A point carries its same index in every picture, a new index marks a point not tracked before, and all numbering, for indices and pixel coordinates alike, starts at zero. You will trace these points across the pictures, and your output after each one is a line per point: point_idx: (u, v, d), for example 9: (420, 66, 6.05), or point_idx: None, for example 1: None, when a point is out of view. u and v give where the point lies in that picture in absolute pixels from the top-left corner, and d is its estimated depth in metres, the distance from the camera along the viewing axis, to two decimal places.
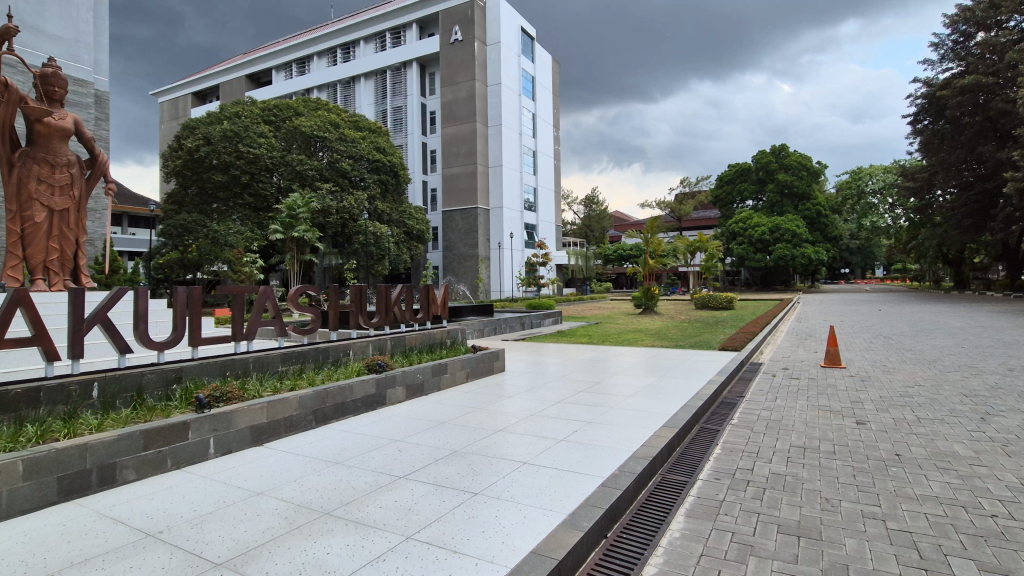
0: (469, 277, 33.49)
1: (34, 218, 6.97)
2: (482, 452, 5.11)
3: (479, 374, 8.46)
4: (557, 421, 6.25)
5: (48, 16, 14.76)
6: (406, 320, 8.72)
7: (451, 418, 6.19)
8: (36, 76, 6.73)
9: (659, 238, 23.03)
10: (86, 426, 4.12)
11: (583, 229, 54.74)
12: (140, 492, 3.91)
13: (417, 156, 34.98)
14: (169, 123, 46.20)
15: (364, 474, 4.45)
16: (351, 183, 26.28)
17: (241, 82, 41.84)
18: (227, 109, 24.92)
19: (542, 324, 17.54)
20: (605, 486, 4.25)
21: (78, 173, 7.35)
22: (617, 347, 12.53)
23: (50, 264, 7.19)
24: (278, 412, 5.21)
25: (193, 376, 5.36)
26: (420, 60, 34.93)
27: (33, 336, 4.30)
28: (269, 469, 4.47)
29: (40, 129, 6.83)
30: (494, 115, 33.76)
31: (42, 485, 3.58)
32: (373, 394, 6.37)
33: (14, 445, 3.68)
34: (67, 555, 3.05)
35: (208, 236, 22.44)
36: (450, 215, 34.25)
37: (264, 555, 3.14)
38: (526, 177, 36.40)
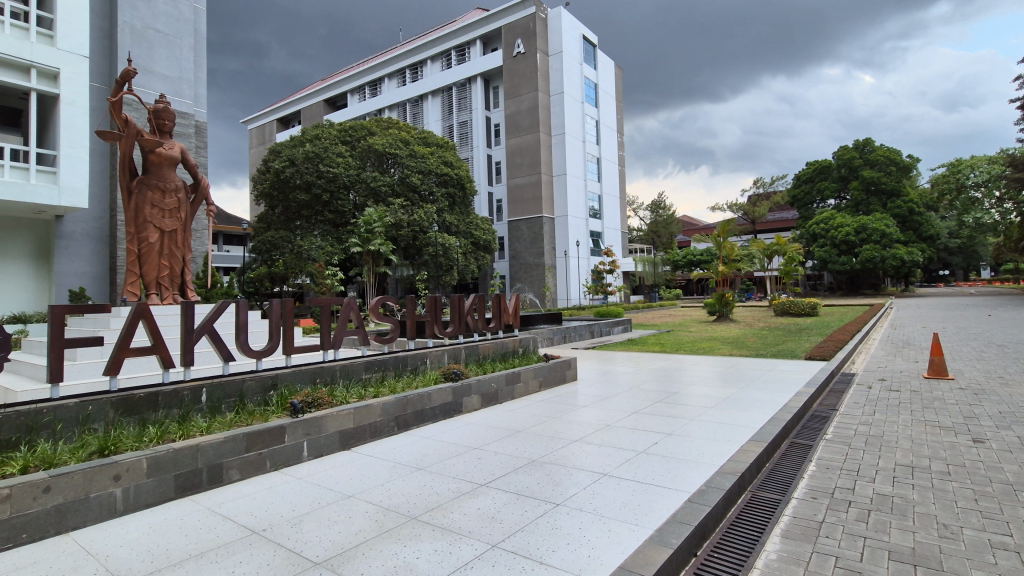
0: (535, 286, 33.46)
1: (148, 239, 7.67)
2: (562, 462, 5.05)
3: (552, 383, 8.41)
4: (634, 432, 6.08)
5: (156, 57, 16.70)
6: (479, 329, 8.82)
7: (527, 427, 6.18)
8: (150, 112, 7.54)
9: (732, 243, 21.97)
10: (197, 428, 4.47)
11: (649, 235, 53.45)
12: (244, 491, 4.19)
13: (482, 168, 35.64)
14: (257, 148, 50.00)
15: (446, 481, 4.52)
16: (420, 197, 27.17)
17: (319, 107, 44.62)
18: (309, 132, 26.51)
19: (612, 332, 17.26)
20: (692, 502, 4.06)
21: (184, 198, 8.07)
22: (692, 356, 12.02)
23: (162, 280, 7.87)
24: (363, 418, 5.43)
25: (286, 383, 5.70)
26: (484, 74, 35.69)
27: (152, 345, 4.73)
28: (357, 472, 4.65)
29: (153, 159, 7.60)
30: (558, 125, 33.82)
31: (161, 482, 3.91)
32: (450, 401, 6.49)
33: (139, 444, 4.05)
34: (186, 548, 3.30)
35: (294, 251, 24.06)
36: (516, 225, 34.52)
37: (359, 556, 3.26)
38: (590, 184, 36.08)
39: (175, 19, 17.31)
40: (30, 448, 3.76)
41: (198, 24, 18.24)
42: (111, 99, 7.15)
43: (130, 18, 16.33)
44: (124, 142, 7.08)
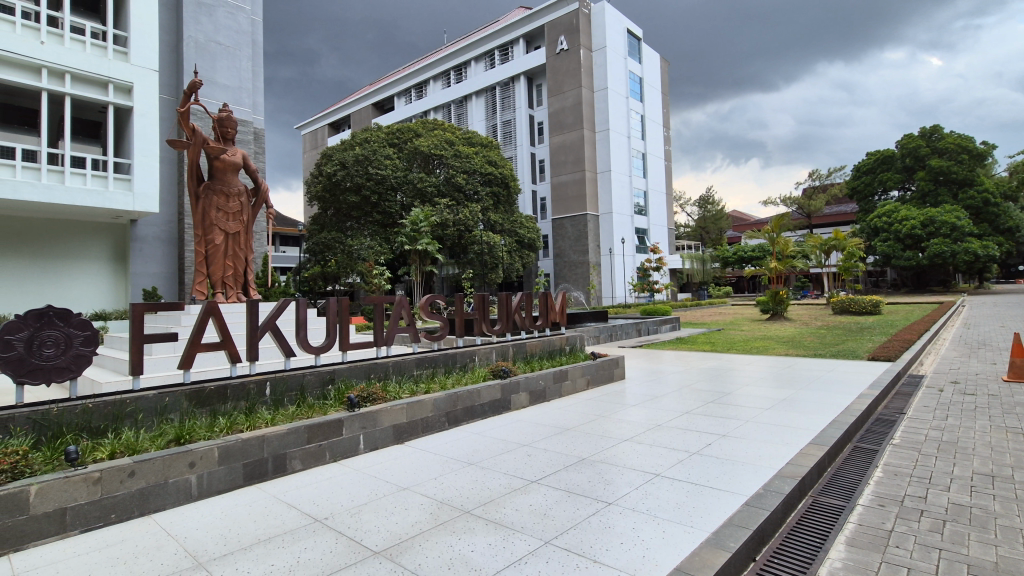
0: (580, 284, 33.20)
1: (214, 241, 8.11)
2: (612, 460, 5.01)
3: (600, 381, 8.35)
4: (686, 433, 5.95)
5: (218, 68, 17.64)
6: (527, 327, 8.85)
7: (576, 425, 6.16)
8: (215, 121, 7.97)
9: (786, 238, 21.10)
10: (262, 420, 4.70)
11: (697, 231, 52.09)
12: (306, 480, 4.38)
13: (526, 167, 35.68)
14: (310, 153, 51.94)
15: (497, 476, 4.57)
16: (465, 197, 27.45)
17: (367, 111, 45.86)
18: (358, 136, 27.28)
19: (660, 330, 16.95)
20: (749, 505, 3.94)
21: (246, 201, 8.47)
22: (744, 355, 11.62)
23: (226, 280, 8.30)
24: (416, 413, 5.56)
25: (343, 378, 5.90)
26: (527, 73, 35.69)
27: (220, 341, 5.00)
28: (411, 466, 4.78)
29: (218, 165, 8.02)
30: (602, 121, 33.40)
31: (231, 470, 4.14)
32: (499, 399, 6.55)
33: (210, 434, 4.30)
34: (255, 533, 3.49)
35: (345, 252, 24.83)
36: (560, 223, 34.36)
37: (415, 547, 3.35)
38: (636, 180, 35.46)
39: (235, 32, 18.22)
40: (116, 435, 4.06)
41: (256, 35, 19.11)
42: (180, 110, 7.59)
43: (194, 32, 17.31)
44: (191, 150, 7.52)
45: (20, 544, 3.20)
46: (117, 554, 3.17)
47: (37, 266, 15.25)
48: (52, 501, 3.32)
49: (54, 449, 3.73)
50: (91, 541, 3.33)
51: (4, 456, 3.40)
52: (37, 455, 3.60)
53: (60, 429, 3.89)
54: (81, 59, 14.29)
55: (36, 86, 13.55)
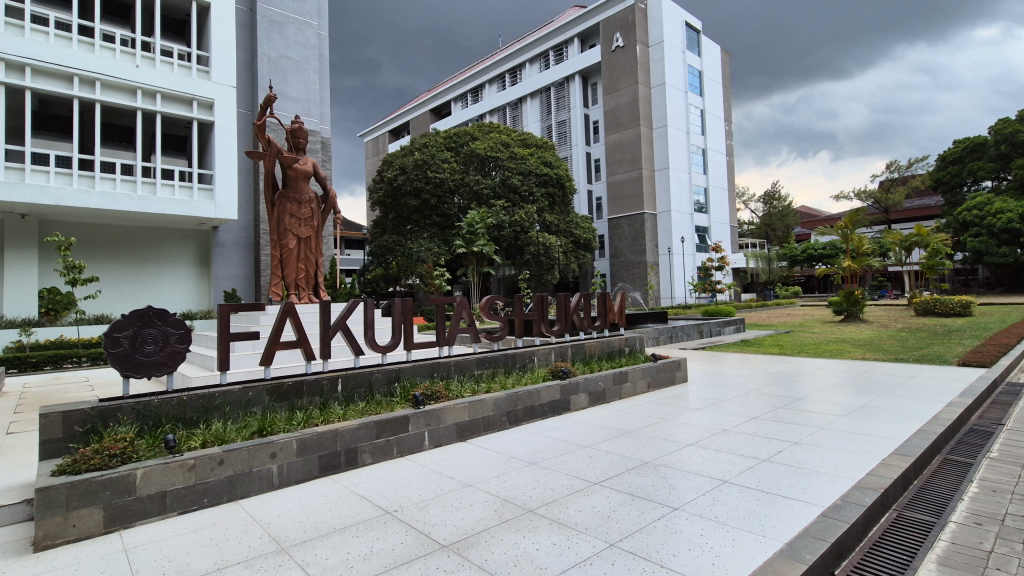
0: (637, 284, 32.54)
1: (288, 245, 8.59)
2: (677, 465, 4.90)
3: (661, 384, 8.19)
4: (754, 439, 5.73)
5: (289, 82, 18.70)
6: (585, 327, 8.80)
7: (637, 428, 6.07)
8: (288, 133, 8.44)
9: (861, 235, 19.79)
10: (335, 415, 4.95)
11: (762, 228, 49.83)
12: (375, 474, 4.57)
13: (582, 167, 35.43)
14: (372, 159, 53.98)
15: (560, 477, 4.58)
16: (521, 198, 27.60)
17: (425, 117, 47.09)
18: (417, 141, 27.98)
19: (724, 331, 16.36)
20: (826, 517, 3.74)
21: (316, 208, 8.92)
22: (817, 359, 10.98)
23: (299, 282, 8.76)
24: (477, 412, 5.67)
25: (408, 377, 6.09)
26: (582, 72, 35.43)
27: (297, 341, 5.30)
28: (473, 463, 4.87)
29: (291, 174, 8.49)
30: (659, 117, 32.58)
31: (308, 462, 4.39)
32: (559, 399, 6.56)
33: (289, 427, 4.58)
34: (330, 522, 3.68)
35: (405, 254, 25.59)
36: (617, 222, 33.83)
37: (482, 543, 3.42)
38: (696, 177, 34.34)
39: (304, 47, 19.25)
40: (206, 426, 4.40)
41: (323, 49, 20.10)
42: (257, 123, 8.11)
43: (268, 49, 18.41)
44: (267, 160, 8.01)
45: (128, 522, 3.54)
46: (210, 536, 3.43)
47: (134, 270, 16.77)
48: (154, 485, 3.65)
49: (155, 438, 4.09)
50: (187, 523, 3.62)
51: (115, 442, 3.77)
52: (141, 443, 3.95)
53: (159, 419, 4.27)
54: (169, 80, 15.58)
55: (131, 105, 14.90)
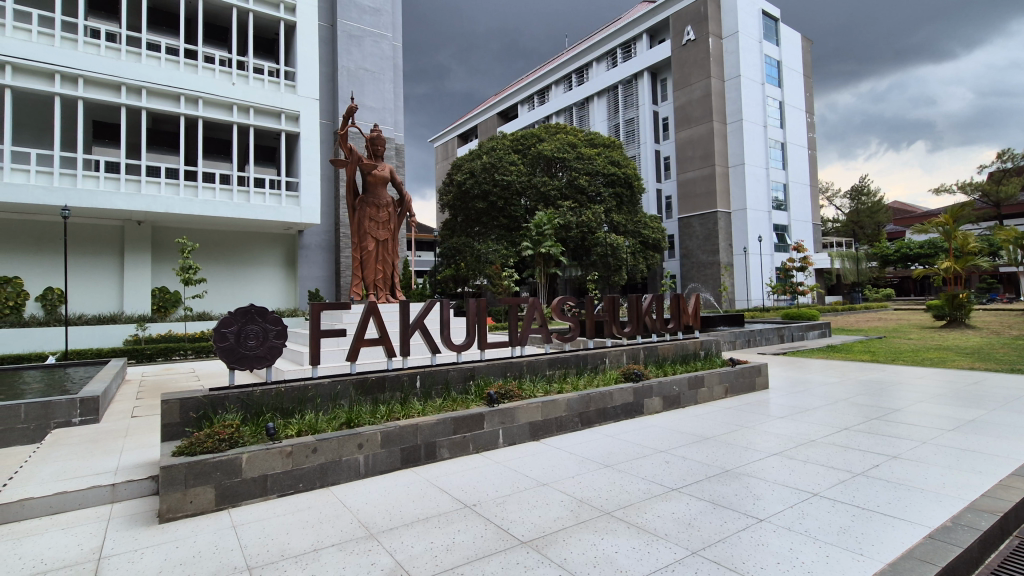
0: (710, 285, 31.26)
1: (367, 247, 9.02)
2: (760, 475, 4.68)
3: (740, 390, 7.85)
4: (845, 451, 5.36)
5: (366, 92, 19.65)
6: (658, 330, 8.59)
7: (716, 434, 5.85)
8: (369, 141, 8.87)
9: (965, 232, 17.93)
10: (414, 410, 5.16)
11: (848, 226, 46.35)
12: (454, 468, 4.72)
13: (651, 166, 34.59)
14: (442, 163, 55.54)
15: (636, 480, 4.51)
16: (588, 199, 27.35)
17: (493, 121, 47.93)
18: (485, 145, 28.38)
19: (807, 336, 15.38)
20: (934, 539, 3.43)
21: (393, 211, 9.29)
22: (915, 367, 10.07)
23: (377, 283, 9.17)
24: (550, 412, 5.70)
25: (482, 375, 6.21)
26: (651, 68, 34.63)
27: (379, 338, 5.56)
28: (547, 463, 4.90)
29: (371, 180, 8.92)
30: (734, 111, 31.17)
31: (391, 453, 4.60)
32: (632, 402, 6.46)
33: (374, 419, 4.82)
34: (413, 512, 3.83)
35: (474, 255, 26.05)
36: (688, 221, 32.70)
37: (560, 542, 3.44)
38: (774, 173, 32.52)
39: (380, 58, 20.16)
40: (301, 416, 4.73)
41: (397, 59, 20.96)
42: (340, 133, 8.60)
43: (347, 62, 19.44)
44: (349, 167, 8.49)
45: (236, 501, 3.88)
46: (306, 518, 3.68)
47: (231, 271, 18.22)
48: (257, 468, 3.96)
49: (258, 425, 4.44)
50: (285, 506, 3.90)
51: (223, 428, 4.13)
52: (246, 429, 4.30)
53: (260, 408, 4.62)
54: (261, 95, 16.84)
55: (228, 120, 16.25)
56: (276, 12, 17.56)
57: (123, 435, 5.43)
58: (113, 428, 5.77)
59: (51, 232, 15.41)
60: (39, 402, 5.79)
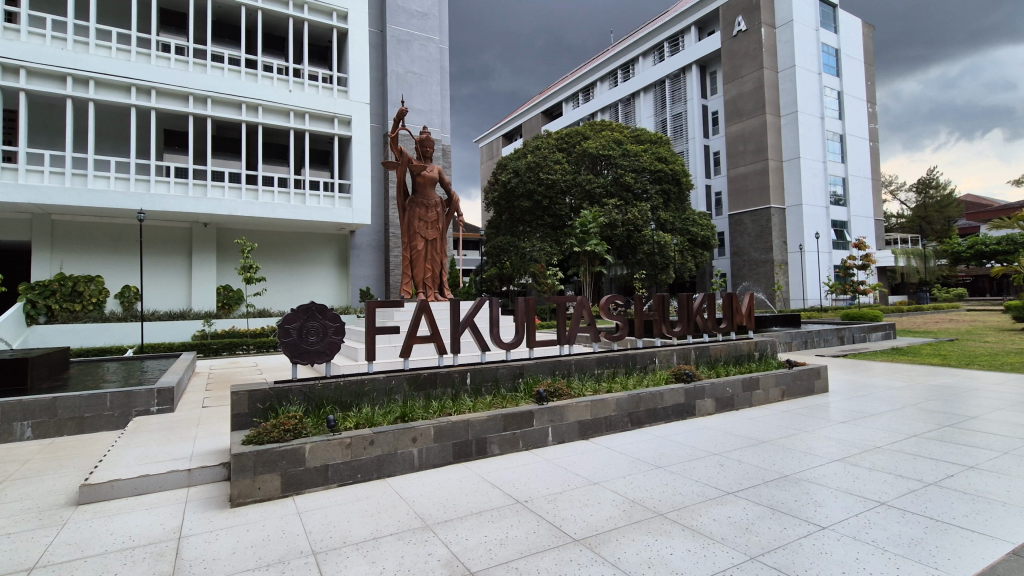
0: (763, 284, 30.09)
1: (416, 247, 9.22)
2: (821, 481, 4.49)
3: (797, 393, 7.55)
4: (916, 459, 5.07)
5: (414, 95, 20.09)
6: (709, 330, 8.38)
7: (772, 438, 5.66)
8: (419, 143, 9.06)
9: None
10: (465, 406, 5.25)
11: (914, 221, 43.64)
12: (504, 464, 4.78)
13: (700, 161, 33.70)
14: (487, 163, 56.00)
15: (689, 483, 4.43)
16: (635, 196, 26.89)
17: (538, 119, 48.01)
18: (529, 143, 28.42)
19: (870, 338, 14.62)
20: (1019, 556, 3.20)
21: (441, 211, 9.45)
22: (992, 373, 9.38)
23: (426, 282, 9.36)
24: (599, 411, 5.67)
25: (531, 374, 6.23)
26: (700, 61, 33.72)
27: (431, 335, 5.67)
28: (598, 462, 4.88)
29: (420, 181, 9.12)
30: (788, 103, 29.91)
31: (444, 448, 4.70)
32: (683, 403, 6.34)
33: (427, 414, 4.94)
34: (466, 506, 3.91)
35: (518, 254, 26.08)
36: (738, 218, 31.63)
37: (613, 541, 3.42)
38: (832, 166, 30.99)
39: (428, 61, 20.56)
40: (358, 409, 4.91)
41: (443, 62, 21.32)
42: (391, 135, 8.83)
43: (396, 66, 19.95)
44: (400, 168, 8.72)
45: (299, 489, 4.07)
46: (365, 508, 3.82)
47: (288, 270, 19.03)
48: (319, 458, 4.14)
49: (319, 417, 4.64)
50: (344, 495, 4.06)
51: (288, 419, 4.34)
52: (308, 421, 4.49)
53: (321, 401, 4.82)
54: (316, 101, 17.51)
55: (285, 125, 16.98)
56: (329, 20, 18.20)
57: (195, 424, 5.79)
58: (187, 417, 6.15)
59: (128, 234, 16.54)
60: (122, 391, 6.33)
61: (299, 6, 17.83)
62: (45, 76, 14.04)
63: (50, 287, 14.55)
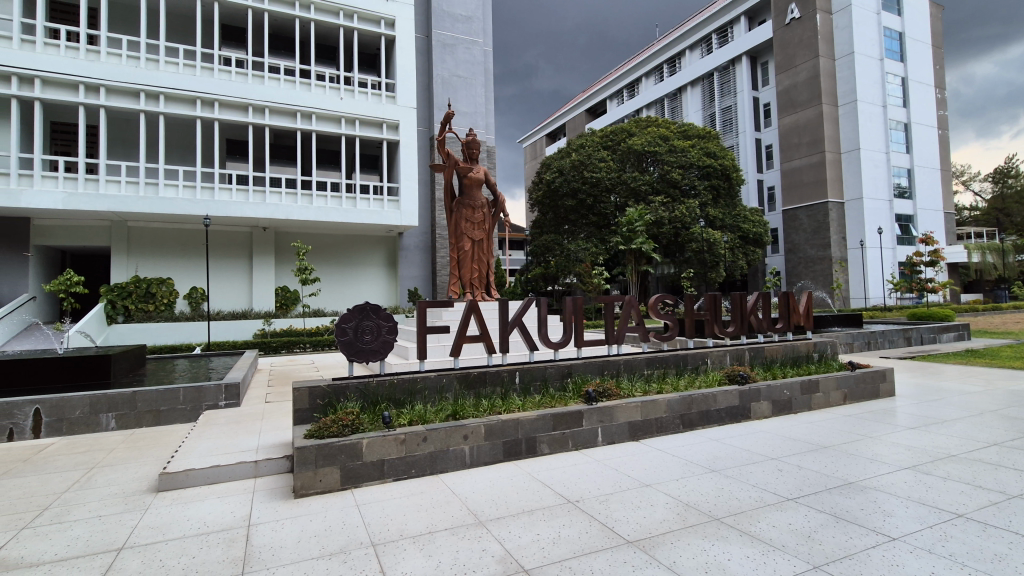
0: (820, 283, 28.72)
1: (463, 247, 9.36)
2: (890, 489, 4.26)
3: (861, 397, 7.17)
4: (996, 470, 4.71)
5: (460, 99, 20.40)
6: (765, 330, 8.08)
7: (834, 444, 5.41)
8: (465, 145, 9.17)
9: None
10: (514, 405, 5.30)
11: (989, 214, 40.54)
12: (554, 464, 4.79)
13: (751, 155, 32.56)
14: (530, 163, 56.11)
15: (746, 487, 4.31)
16: (682, 193, 26.25)
17: (582, 118, 47.71)
18: (574, 142, 28.29)
19: (940, 339, 13.70)
20: None
21: (487, 212, 9.54)
22: None
23: (473, 282, 9.47)
24: (650, 412, 5.59)
25: (580, 373, 6.22)
26: (750, 52, 32.58)
27: (480, 335, 5.75)
28: (650, 464, 4.81)
29: (467, 182, 9.23)
30: (847, 92, 28.43)
31: (494, 446, 4.76)
32: (737, 405, 6.15)
33: (477, 413, 5.02)
34: (516, 504, 3.93)
35: (563, 254, 25.98)
36: (793, 214, 30.32)
37: (668, 544, 3.37)
38: (895, 157, 29.21)
39: (473, 64, 20.82)
40: (411, 406, 5.04)
41: (487, 64, 21.51)
42: (439, 138, 8.98)
43: (441, 70, 20.31)
44: (447, 171, 8.86)
45: (358, 482, 4.22)
46: (419, 503, 3.92)
47: (341, 271, 19.70)
48: (375, 453, 4.28)
49: (375, 414, 4.79)
50: (399, 489, 4.18)
51: (346, 415, 4.51)
52: (364, 417, 4.65)
53: (376, 398, 4.97)
54: (366, 107, 18.07)
55: (337, 132, 17.61)
56: (378, 28, 18.72)
57: (259, 418, 6.09)
58: (252, 412, 6.50)
59: (195, 238, 17.55)
60: (194, 386, 6.75)
61: (349, 16, 18.42)
62: (120, 92, 15.11)
63: (127, 289, 15.71)
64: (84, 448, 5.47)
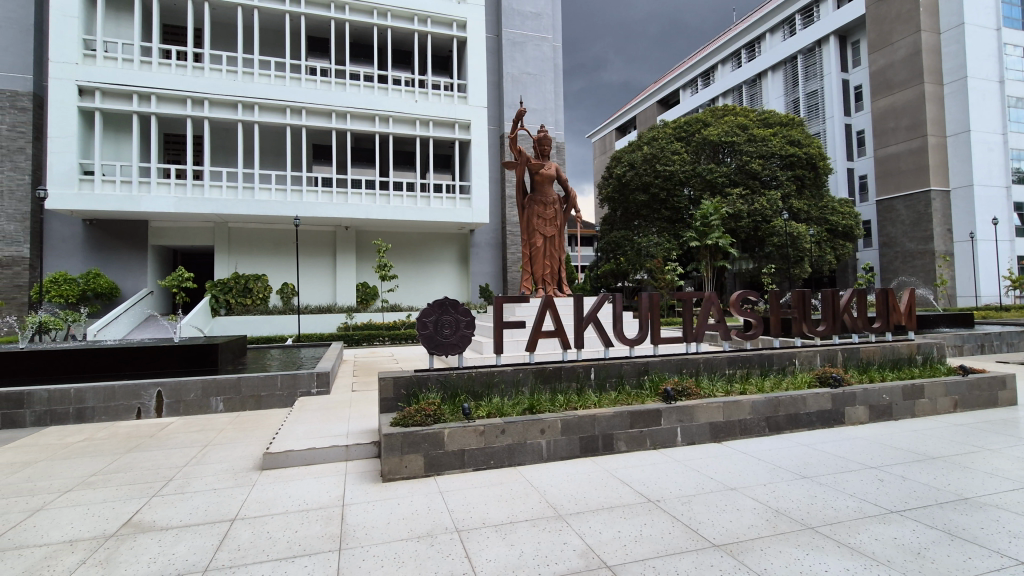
0: (920, 279, 26.22)
1: (535, 243, 9.42)
2: (1014, 508, 3.84)
3: (974, 405, 6.50)
4: None
5: (530, 96, 20.49)
6: (860, 329, 7.48)
7: (943, 455, 4.94)
8: (536, 141, 9.20)
9: None
10: (590, 401, 5.28)
11: None
12: (631, 462, 4.72)
13: (839, 142, 30.31)
14: (599, 158, 55.34)
15: (843, 497, 4.04)
16: (762, 184, 24.88)
17: (653, 109, 46.41)
18: (645, 135, 27.59)
19: None
20: None
21: (559, 209, 9.53)
22: None
23: (545, 278, 9.50)
24: (733, 413, 5.38)
25: (656, 371, 6.10)
26: (839, 31, 30.24)
27: (555, 331, 5.75)
28: (735, 466, 4.62)
29: (538, 179, 9.26)
30: (954, 68, 25.66)
31: (570, 441, 4.76)
32: (830, 410, 5.77)
33: (553, 408, 5.05)
34: (595, 500, 3.92)
35: (634, 249, 25.42)
36: (888, 204, 27.84)
37: (758, 550, 3.24)
38: (1014, 138, 26.03)
39: (542, 61, 20.81)
40: (489, 399, 5.16)
41: (557, 60, 21.43)
42: (511, 136, 9.07)
43: (511, 69, 20.47)
44: (518, 168, 8.94)
45: (440, 470, 4.38)
46: (499, 493, 4.02)
47: (416, 267, 20.45)
48: (456, 443, 4.42)
49: (455, 405, 4.94)
50: (479, 479, 4.29)
51: (428, 405, 4.68)
52: (445, 408, 4.81)
53: (456, 390, 5.13)
54: (439, 108, 18.60)
55: (412, 134, 18.30)
56: (450, 31, 19.17)
57: (347, 406, 6.47)
58: (340, 400, 6.91)
59: (286, 238, 18.86)
60: (289, 374, 7.26)
61: (422, 21, 19.02)
62: (221, 104, 16.46)
63: (228, 285, 17.05)
64: (198, 427, 6.06)
